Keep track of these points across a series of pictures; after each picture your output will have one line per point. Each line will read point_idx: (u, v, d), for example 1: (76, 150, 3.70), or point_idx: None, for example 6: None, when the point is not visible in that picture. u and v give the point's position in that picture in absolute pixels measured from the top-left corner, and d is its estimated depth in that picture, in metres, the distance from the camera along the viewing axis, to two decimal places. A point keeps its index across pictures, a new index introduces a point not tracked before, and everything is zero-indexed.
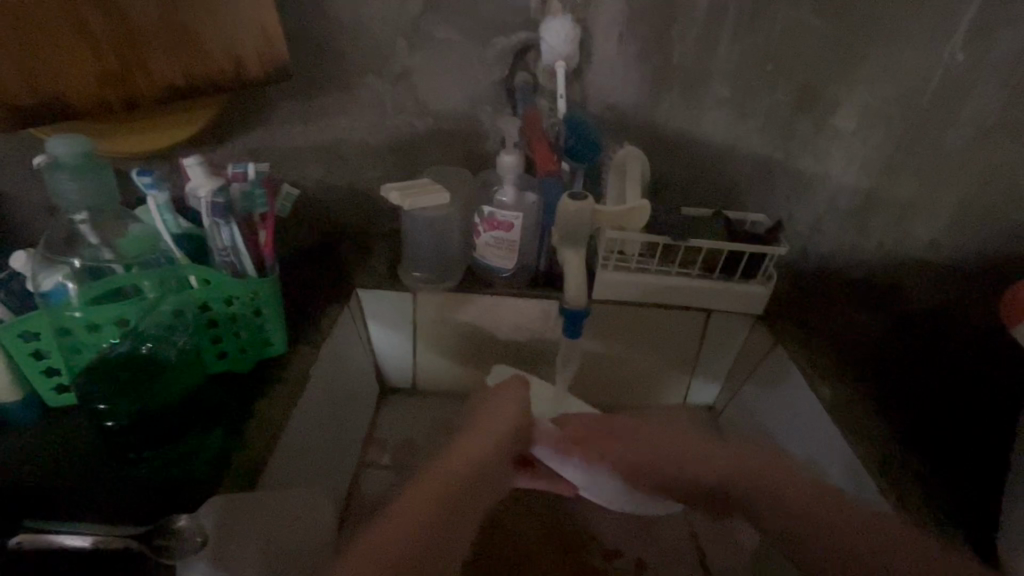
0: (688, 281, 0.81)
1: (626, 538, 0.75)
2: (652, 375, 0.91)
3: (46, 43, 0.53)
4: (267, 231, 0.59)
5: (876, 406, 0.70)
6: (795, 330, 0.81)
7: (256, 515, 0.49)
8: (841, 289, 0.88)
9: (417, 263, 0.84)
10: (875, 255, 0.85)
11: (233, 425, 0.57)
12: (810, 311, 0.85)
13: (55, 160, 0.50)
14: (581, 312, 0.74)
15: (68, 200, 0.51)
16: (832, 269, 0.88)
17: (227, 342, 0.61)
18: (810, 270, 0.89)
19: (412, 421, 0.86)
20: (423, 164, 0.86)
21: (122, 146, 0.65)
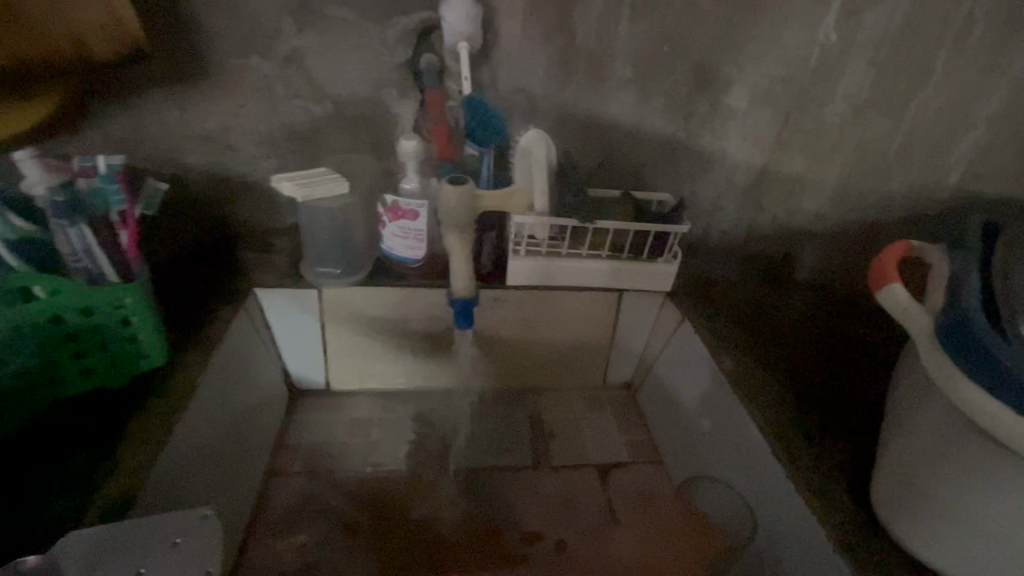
0: (599, 262, 0.83)
1: (546, 522, 0.74)
2: (572, 357, 0.92)
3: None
4: (129, 232, 0.54)
5: (773, 373, 0.74)
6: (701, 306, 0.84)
7: (124, 545, 0.44)
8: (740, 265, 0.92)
9: (319, 258, 0.79)
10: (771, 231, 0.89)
11: (100, 450, 0.52)
12: (715, 288, 0.88)
13: None
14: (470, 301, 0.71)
15: None
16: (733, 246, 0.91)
17: (92, 356, 0.55)
18: (714, 246, 0.92)
19: (326, 424, 0.82)
20: (323, 152, 0.81)
21: None
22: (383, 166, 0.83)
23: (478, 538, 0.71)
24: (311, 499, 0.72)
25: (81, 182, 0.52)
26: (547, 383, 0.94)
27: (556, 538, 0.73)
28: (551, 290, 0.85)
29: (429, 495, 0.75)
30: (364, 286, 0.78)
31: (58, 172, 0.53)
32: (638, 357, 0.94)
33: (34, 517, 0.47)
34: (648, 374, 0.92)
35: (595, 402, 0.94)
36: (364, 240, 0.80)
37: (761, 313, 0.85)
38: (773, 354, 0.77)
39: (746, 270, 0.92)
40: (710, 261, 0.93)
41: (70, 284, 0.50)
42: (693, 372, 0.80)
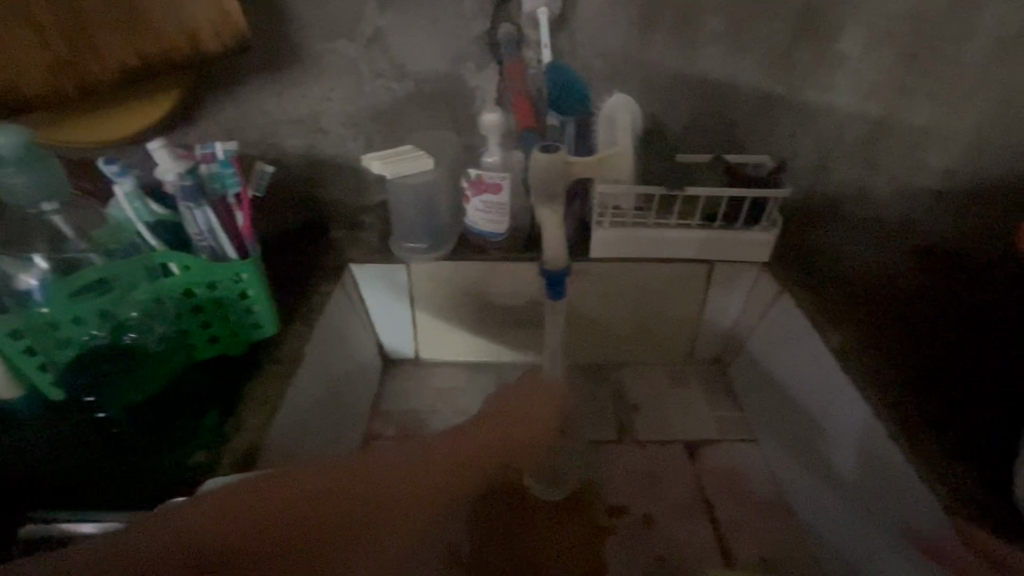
0: (689, 231, 0.79)
1: (632, 496, 0.73)
2: (656, 332, 0.90)
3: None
4: (244, 213, 0.58)
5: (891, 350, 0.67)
6: (802, 281, 0.78)
7: None
8: (848, 230, 0.84)
9: (406, 234, 0.82)
10: (886, 192, 0.80)
11: (227, 405, 0.58)
12: (818, 257, 0.81)
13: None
14: (558, 273, 0.67)
15: (22, 195, 0.49)
16: (841, 211, 0.83)
17: (216, 325, 0.60)
18: (821, 211, 0.84)
19: (415, 392, 0.87)
20: (406, 131, 0.83)
21: (72, 136, 0.60)
22: (464, 141, 0.84)
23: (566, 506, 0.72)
24: None
25: (203, 168, 0.57)
26: (630, 357, 0.92)
27: (645, 511, 0.72)
28: (636, 262, 0.82)
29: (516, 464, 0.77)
30: (449, 260, 0.80)
31: (184, 160, 0.58)
32: (729, 332, 0.90)
33: (176, 465, 0.53)
34: (743, 348, 0.88)
35: (681, 376, 0.91)
36: (447, 216, 0.82)
37: (868, 285, 0.77)
38: (891, 333, 0.70)
39: (855, 236, 0.84)
40: (814, 227, 0.85)
41: (199, 260, 0.56)
42: (796, 348, 0.75)
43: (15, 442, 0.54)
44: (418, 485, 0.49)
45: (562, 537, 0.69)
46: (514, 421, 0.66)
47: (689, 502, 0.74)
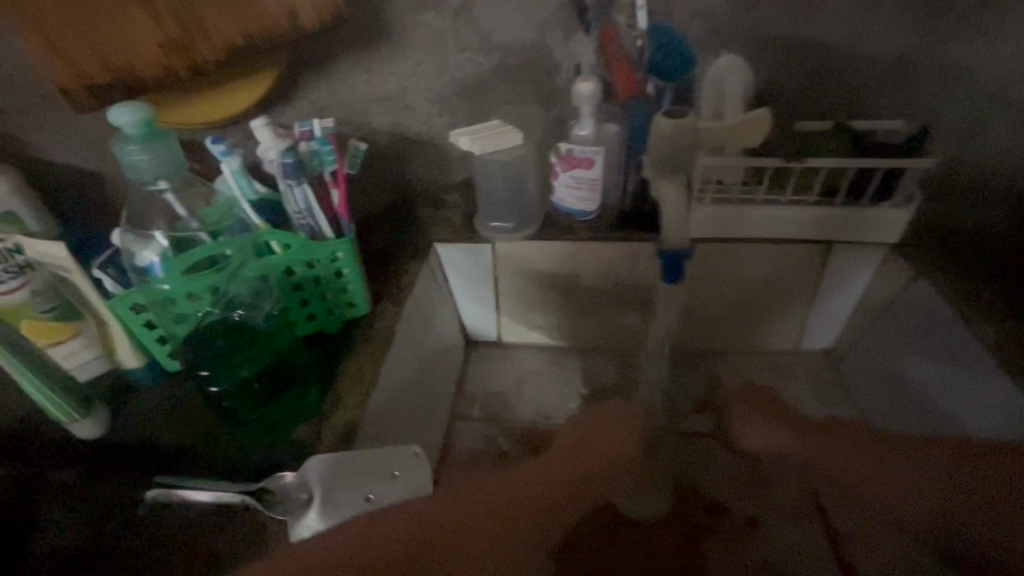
0: (804, 208, 0.71)
1: (734, 494, 0.69)
2: (758, 318, 0.82)
3: (104, 22, 0.50)
4: (340, 191, 0.57)
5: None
6: (939, 267, 0.68)
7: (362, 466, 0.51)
8: (980, 201, 0.75)
9: (492, 212, 0.78)
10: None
11: (325, 384, 0.58)
12: (950, 233, 0.72)
13: (123, 133, 0.45)
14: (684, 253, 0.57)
15: (141, 175, 0.47)
16: (976, 180, 0.74)
17: (314, 304, 0.61)
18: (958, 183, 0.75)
19: (497, 374, 0.84)
20: (490, 107, 0.77)
21: (180, 117, 0.60)
22: (553, 114, 0.78)
23: (664, 496, 0.68)
24: (491, 445, 0.75)
25: (302, 145, 0.56)
26: (726, 346, 0.85)
27: (745, 515, 0.67)
28: (740, 243, 0.74)
29: None
30: (537, 240, 0.76)
31: (282, 138, 0.58)
32: (843, 319, 0.81)
33: (280, 441, 0.54)
34: (865, 338, 0.78)
35: (783, 368, 0.84)
36: (534, 193, 0.78)
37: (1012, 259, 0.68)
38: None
39: (990, 209, 0.75)
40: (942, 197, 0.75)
41: (299, 238, 0.56)
42: (938, 342, 0.66)
43: (141, 411, 0.57)
44: (503, 514, 0.52)
45: (662, 540, 0.65)
46: (619, 425, 0.60)
47: (799, 504, 0.68)
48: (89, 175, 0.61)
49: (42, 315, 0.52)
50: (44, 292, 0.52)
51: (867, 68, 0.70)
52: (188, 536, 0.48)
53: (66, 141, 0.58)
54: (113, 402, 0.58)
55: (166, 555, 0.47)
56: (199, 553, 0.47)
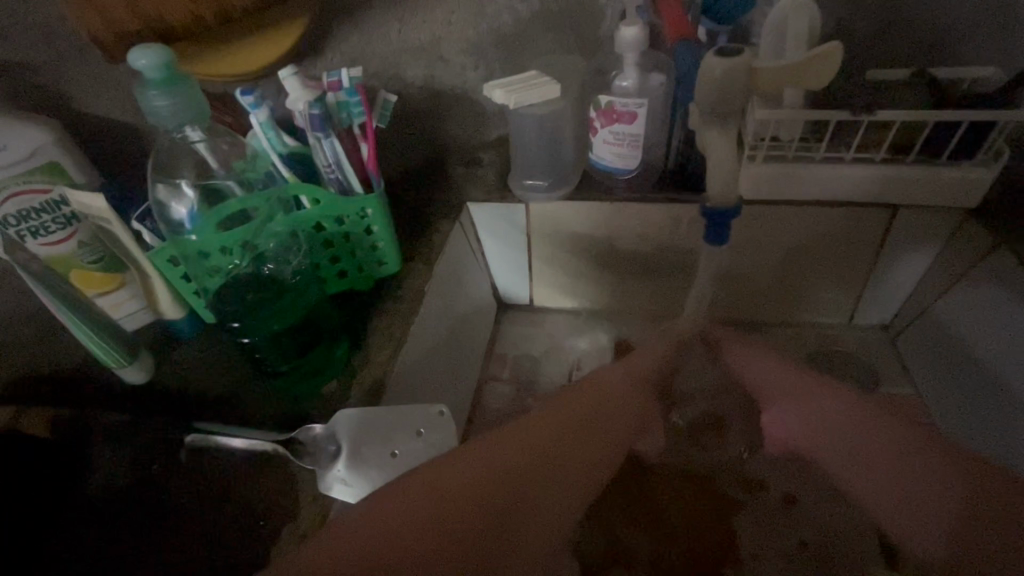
0: (869, 168, 0.64)
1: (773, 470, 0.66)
2: (811, 285, 0.76)
3: None
4: (368, 144, 0.56)
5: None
6: (1003, 230, 0.62)
7: (391, 422, 0.51)
8: None
9: (528, 169, 0.75)
10: None
11: (356, 340, 0.58)
12: None
13: (142, 77, 0.44)
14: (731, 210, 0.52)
15: (160, 120, 0.45)
16: None
17: (344, 261, 0.61)
18: None
19: (529, 337, 0.83)
20: (529, 58, 0.71)
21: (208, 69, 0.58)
22: (594, 66, 0.72)
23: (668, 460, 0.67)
24: (521, 408, 0.74)
25: (330, 96, 0.55)
26: (770, 315, 0.80)
27: (784, 491, 0.65)
28: (793, 206, 0.69)
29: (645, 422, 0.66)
30: (574, 200, 0.73)
31: (311, 89, 0.56)
32: (904, 292, 0.75)
33: (312, 395, 0.54)
34: (930, 313, 0.72)
35: (829, 340, 0.79)
36: (572, 149, 0.74)
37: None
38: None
39: None
40: None
41: (329, 192, 0.55)
42: (997, 312, 0.62)
43: (183, 361, 0.59)
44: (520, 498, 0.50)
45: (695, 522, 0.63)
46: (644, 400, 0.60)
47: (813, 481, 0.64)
48: (130, 129, 0.62)
49: (89, 265, 0.57)
50: (89, 244, 0.56)
51: (958, 5, 0.61)
52: (228, 483, 0.50)
53: (107, 94, 0.59)
54: (156, 349, 0.60)
55: (208, 501, 0.49)
56: (238, 497, 0.49)
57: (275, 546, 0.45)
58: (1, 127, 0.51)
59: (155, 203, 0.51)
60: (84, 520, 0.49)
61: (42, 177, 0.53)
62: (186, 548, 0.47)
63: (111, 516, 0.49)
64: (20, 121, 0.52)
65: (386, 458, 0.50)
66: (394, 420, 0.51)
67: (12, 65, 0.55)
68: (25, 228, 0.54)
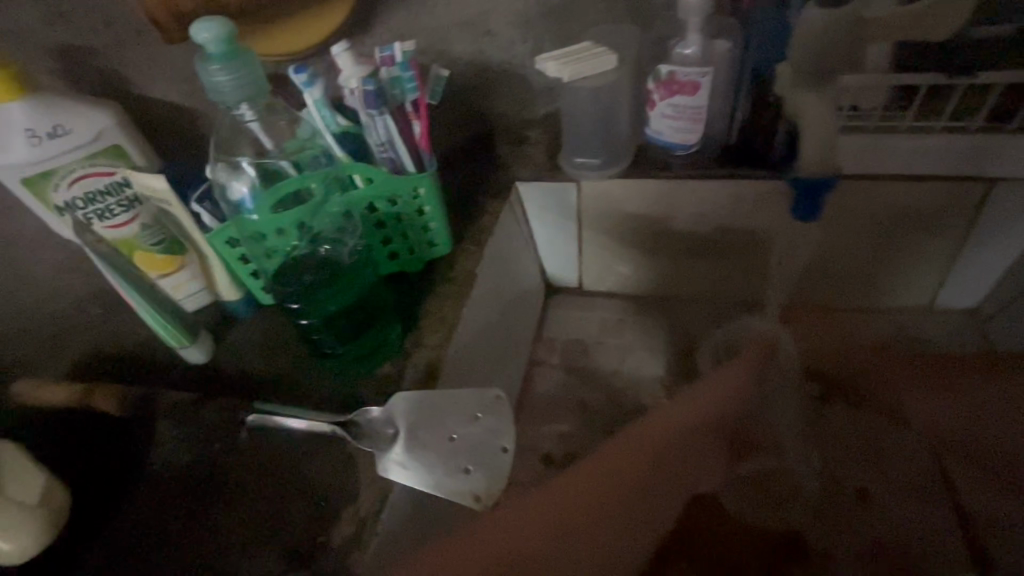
0: (964, 137, 0.58)
1: (847, 464, 0.62)
2: (887, 268, 0.71)
3: None
4: (421, 122, 0.54)
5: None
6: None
7: (445, 405, 0.51)
8: None
9: (580, 146, 0.71)
10: None
11: (409, 323, 0.57)
12: None
13: (204, 50, 0.43)
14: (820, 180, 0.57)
15: (221, 95, 0.45)
16: None
17: (396, 242, 0.60)
18: None
19: (579, 320, 0.81)
20: (582, 28, 0.68)
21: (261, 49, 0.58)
22: (652, 35, 0.67)
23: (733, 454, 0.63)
24: (571, 393, 0.72)
25: (383, 72, 0.53)
26: (840, 299, 0.75)
27: (854, 485, 0.61)
28: (875, 181, 0.63)
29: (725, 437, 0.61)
30: (628, 177, 0.69)
31: (364, 65, 0.55)
32: (993, 275, 0.69)
33: (367, 377, 0.54)
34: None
35: (906, 327, 0.73)
36: (627, 124, 0.70)
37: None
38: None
39: None
40: None
41: (382, 172, 0.54)
42: None
43: (241, 342, 0.60)
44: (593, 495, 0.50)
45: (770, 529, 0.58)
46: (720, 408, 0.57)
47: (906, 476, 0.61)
48: (185, 111, 0.62)
49: (151, 248, 0.57)
50: (150, 226, 0.56)
51: None
52: (285, 465, 0.49)
53: (162, 76, 0.59)
54: (216, 330, 0.61)
55: (265, 483, 0.48)
56: (295, 478, 0.48)
57: (332, 529, 0.45)
58: (67, 111, 0.51)
59: (214, 183, 0.51)
60: (150, 497, 0.49)
61: (106, 160, 0.54)
62: (244, 531, 0.46)
63: (174, 495, 0.49)
64: (84, 103, 0.52)
65: (446, 460, 0.49)
66: (456, 417, 0.50)
67: (74, 49, 0.56)
68: (92, 211, 0.55)
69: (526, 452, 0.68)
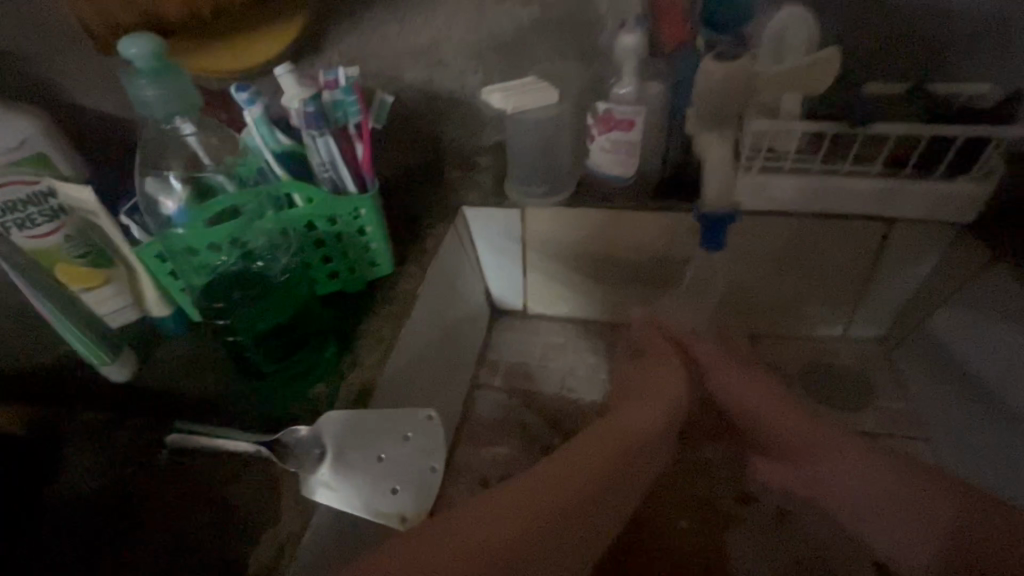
0: (868, 181, 0.64)
1: (766, 485, 0.66)
2: (806, 299, 0.76)
3: None
4: (363, 144, 0.55)
5: (977, 348, 0.64)
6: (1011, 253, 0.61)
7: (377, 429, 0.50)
8: None
9: (524, 175, 0.74)
10: None
11: (344, 343, 0.57)
12: None
13: (133, 66, 0.44)
14: (723, 216, 0.63)
15: (148, 111, 0.45)
16: None
17: (336, 261, 0.60)
18: None
19: (522, 345, 0.82)
20: (527, 62, 0.70)
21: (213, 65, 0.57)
22: (593, 74, 0.71)
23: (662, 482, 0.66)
24: (512, 416, 0.73)
25: (327, 94, 0.54)
26: (766, 329, 0.80)
27: (777, 506, 0.64)
28: (788, 217, 0.68)
29: None
30: (568, 206, 0.72)
31: (307, 87, 0.55)
32: (895, 309, 0.75)
33: (299, 396, 0.53)
34: (926, 326, 0.72)
35: (827, 354, 0.78)
36: (569, 156, 0.74)
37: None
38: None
39: None
40: None
41: (321, 191, 0.54)
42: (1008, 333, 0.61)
43: (170, 359, 0.58)
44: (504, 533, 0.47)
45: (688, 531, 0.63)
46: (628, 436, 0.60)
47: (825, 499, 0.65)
48: (121, 124, 0.61)
49: (75, 260, 0.56)
50: (76, 239, 0.55)
51: (956, 23, 0.61)
52: (205, 484, 0.48)
53: (98, 87, 0.58)
54: (141, 348, 0.59)
55: (180, 502, 0.47)
56: (216, 499, 0.47)
57: (253, 549, 0.43)
58: None
59: (143, 198, 0.51)
60: (55, 523, 0.47)
61: (31, 168, 0.52)
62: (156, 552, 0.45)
63: (88, 513, 0.47)
64: (12, 113, 0.51)
65: (377, 484, 0.49)
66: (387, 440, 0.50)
67: (3, 55, 0.54)
68: (11, 220, 0.53)
69: (465, 474, 0.68)
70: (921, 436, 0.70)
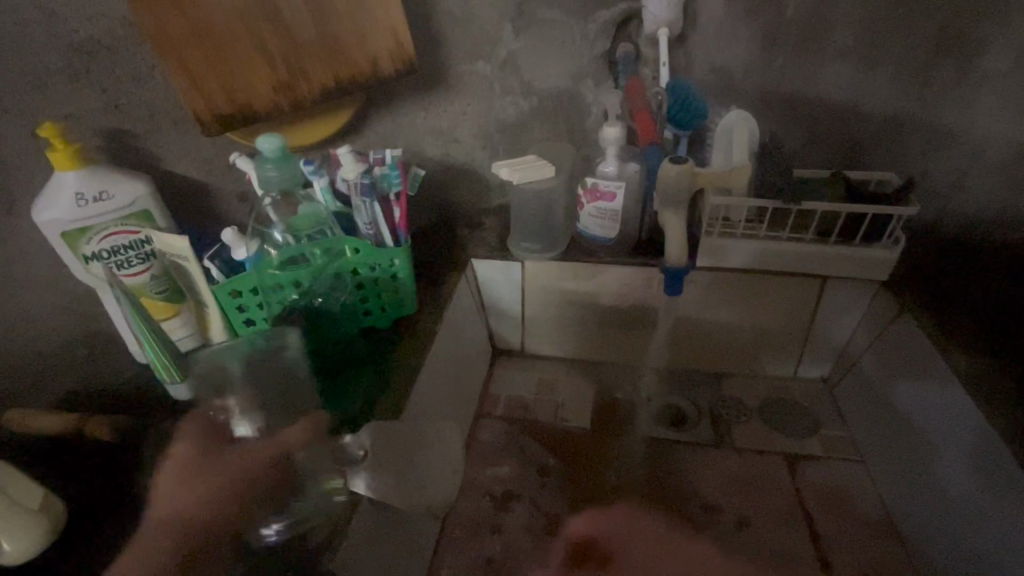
0: (803, 245, 0.79)
1: (727, 496, 0.76)
2: (760, 343, 0.90)
3: (233, 69, 0.63)
4: (401, 208, 0.69)
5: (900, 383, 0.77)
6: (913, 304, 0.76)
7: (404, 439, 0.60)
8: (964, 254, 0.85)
9: (525, 234, 0.89)
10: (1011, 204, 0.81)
11: (377, 369, 0.69)
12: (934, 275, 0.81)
13: (263, 155, 0.63)
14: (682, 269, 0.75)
15: (266, 184, 0.64)
16: (956, 234, 0.85)
17: (372, 301, 0.72)
18: (935, 230, 0.85)
19: (520, 381, 0.94)
20: (528, 143, 0.87)
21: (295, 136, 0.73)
22: (582, 154, 0.88)
23: (634, 498, 0.76)
24: (511, 440, 0.84)
25: (376, 169, 0.69)
26: (728, 368, 0.93)
27: (738, 514, 0.74)
28: (741, 273, 0.83)
29: (611, 470, 0.80)
30: (561, 260, 0.87)
31: (360, 163, 0.70)
32: (835, 351, 0.89)
33: (342, 412, 0.64)
34: (860, 364, 0.85)
35: (779, 390, 0.91)
36: (562, 218, 0.89)
37: (932, 272, 0.81)
38: (970, 327, 0.72)
39: (968, 260, 0.85)
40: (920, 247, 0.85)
41: (366, 244, 0.68)
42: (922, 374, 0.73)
43: None
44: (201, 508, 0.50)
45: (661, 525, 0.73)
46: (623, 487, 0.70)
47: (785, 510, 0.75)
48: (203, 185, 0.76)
49: (157, 295, 0.67)
50: (159, 277, 0.67)
51: (862, 124, 0.79)
52: None
53: (188, 157, 0.73)
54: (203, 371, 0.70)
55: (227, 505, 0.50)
56: None
57: None
58: (113, 181, 0.63)
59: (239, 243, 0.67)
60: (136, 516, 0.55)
61: (135, 222, 0.65)
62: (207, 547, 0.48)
63: None
64: (126, 177, 0.64)
65: (284, 482, 0.52)
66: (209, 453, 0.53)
67: (119, 131, 0.69)
68: (113, 261, 0.65)
69: (471, 491, 0.77)
70: (858, 458, 0.81)
